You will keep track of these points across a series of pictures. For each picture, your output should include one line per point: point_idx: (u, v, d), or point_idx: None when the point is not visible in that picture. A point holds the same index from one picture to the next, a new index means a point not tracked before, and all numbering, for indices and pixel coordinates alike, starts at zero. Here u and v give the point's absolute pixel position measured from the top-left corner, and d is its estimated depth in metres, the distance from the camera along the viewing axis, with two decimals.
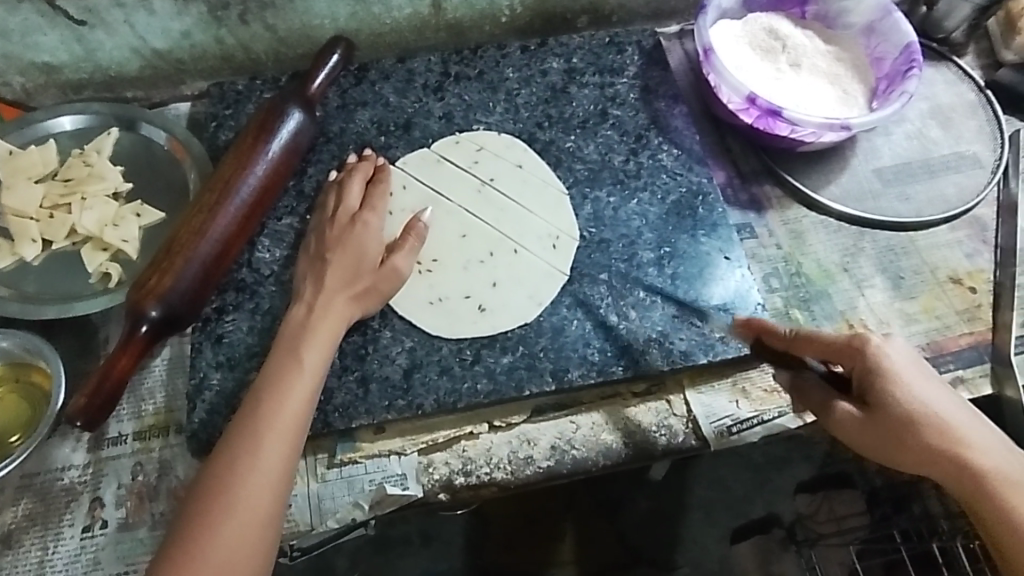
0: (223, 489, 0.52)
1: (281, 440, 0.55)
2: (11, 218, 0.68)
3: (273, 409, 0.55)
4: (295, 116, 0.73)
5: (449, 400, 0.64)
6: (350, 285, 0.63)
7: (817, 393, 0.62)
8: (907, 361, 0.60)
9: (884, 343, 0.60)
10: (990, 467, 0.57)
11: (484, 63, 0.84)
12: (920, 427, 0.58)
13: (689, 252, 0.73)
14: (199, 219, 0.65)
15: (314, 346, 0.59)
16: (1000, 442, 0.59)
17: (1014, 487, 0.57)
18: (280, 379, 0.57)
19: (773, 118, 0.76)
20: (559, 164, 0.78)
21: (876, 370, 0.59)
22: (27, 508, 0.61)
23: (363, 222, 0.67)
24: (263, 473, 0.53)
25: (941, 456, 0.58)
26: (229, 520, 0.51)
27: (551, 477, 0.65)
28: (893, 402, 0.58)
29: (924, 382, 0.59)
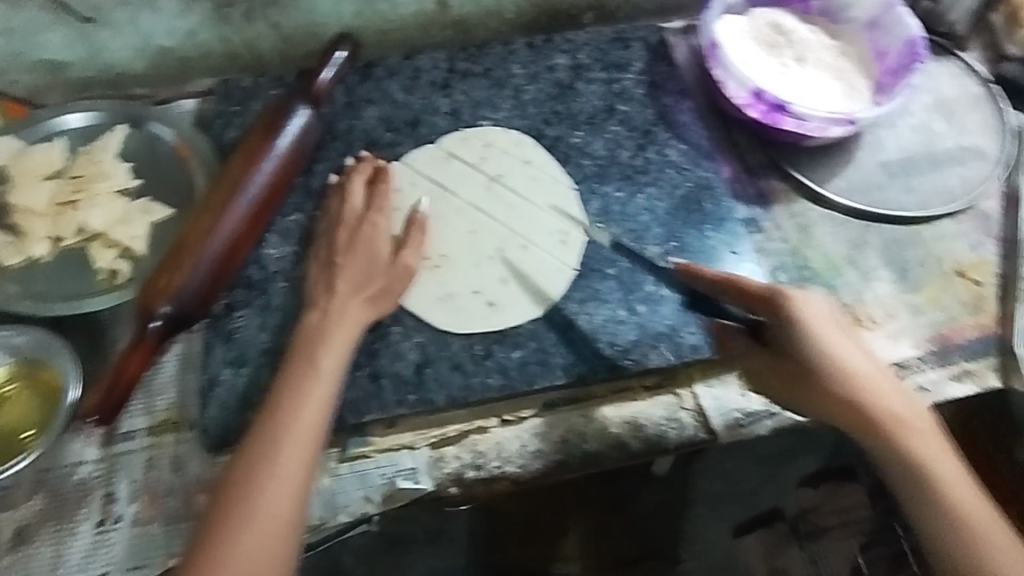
0: (243, 497, 0.52)
1: (300, 447, 0.54)
2: (20, 216, 0.68)
3: (291, 415, 0.55)
4: (303, 113, 0.73)
5: (461, 395, 0.65)
6: (361, 283, 0.64)
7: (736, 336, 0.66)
8: (822, 312, 0.62)
9: (800, 296, 0.62)
10: (899, 416, 0.59)
11: (490, 60, 0.85)
12: (824, 373, 0.60)
13: (697, 246, 0.74)
14: (210, 217, 0.65)
15: (330, 350, 0.59)
16: (911, 396, 0.61)
17: (920, 436, 0.59)
18: (297, 385, 0.57)
19: (779, 113, 0.78)
20: (567, 160, 0.78)
21: (787, 318, 0.61)
22: (41, 504, 0.61)
23: (371, 223, 0.67)
24: (283, 480, 0.53)
25: (847, 402, 0.59)
26: (249, 529, 0.51)
27: (562, 471, 0.65)
28: (802, 348, 0.60)
29: (836, 332, 0.61)
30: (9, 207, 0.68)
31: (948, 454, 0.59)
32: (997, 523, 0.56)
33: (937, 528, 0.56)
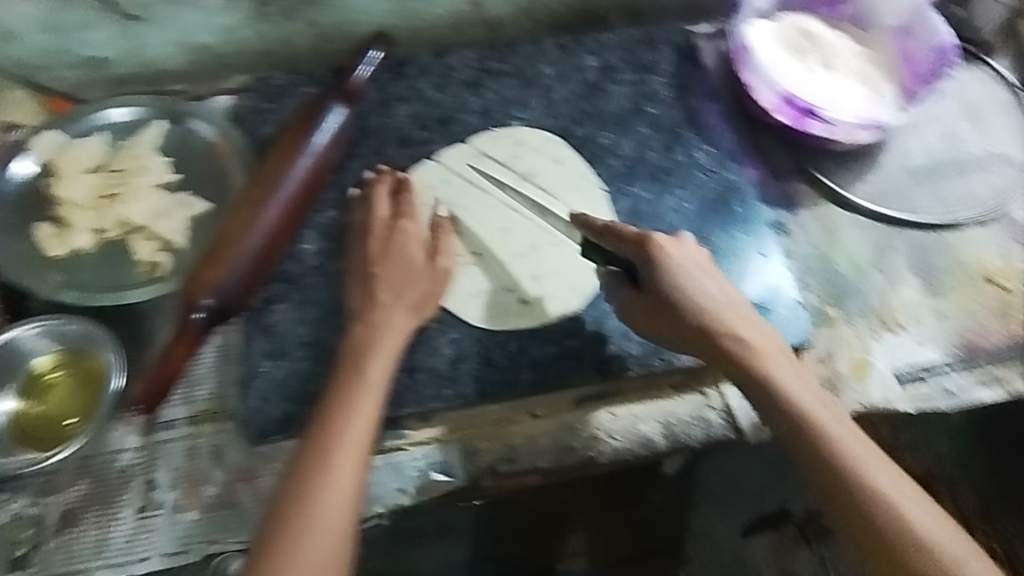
0: (301, 512, 0.54)
1: (353, 459, 0.56)
2: (64, 208, 0.69)
3: (343, 428, 0.57)
4: (338, 111, 0.74)
5: (493, 390, 0.67)
6: (400, 282, 0.65)
7: (614, 283, 0.66)
8: (693, 259, 0.63)
9: (669, 242, 0.62)
10: (763, 351, 0.61)
11: (520, 60, 0.86)
12: (692, 316, 0.61)
13: (725, 247, 0.75)
14: (250, 212, 0.66)
15: (377, 361, 0.61)
16: (773, 331, 0.63)
17: (784, 369, 0.60)
18: (347, 399, 0.59)
19: (807, 117, 0.80)
20: (597, 160, 0.79)
21: (656, 264, 0.61)
22: (84, 488, 0.63)
23: (403, 230, 0.67)
24: (338, 493, 0.55)
25: (716, 341, 0.61)
26: (309, 542, 0.53)
27: (592, 466, 0.67)
28: (671, 292, 0.61)
29: (705, 277, 0.62)
30: (54, 199, 0.70)
31: (812, 384, 0.61)
32: (864, 444, 0.58)
33: (808, 455, 0.57)
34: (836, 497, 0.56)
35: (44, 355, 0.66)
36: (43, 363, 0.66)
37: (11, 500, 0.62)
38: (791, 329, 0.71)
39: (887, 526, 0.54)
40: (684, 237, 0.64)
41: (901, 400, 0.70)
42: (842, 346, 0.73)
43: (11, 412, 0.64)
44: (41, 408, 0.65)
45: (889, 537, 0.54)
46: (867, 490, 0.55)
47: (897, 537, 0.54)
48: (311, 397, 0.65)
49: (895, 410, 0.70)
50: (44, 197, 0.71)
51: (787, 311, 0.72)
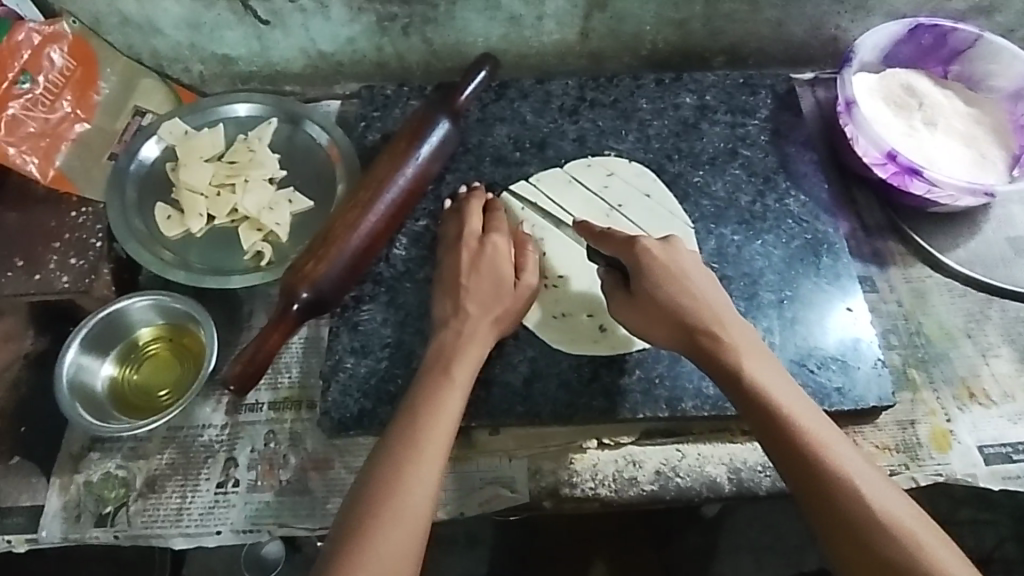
0: (387, 505, 0.54)
1: (437, 459, 0.57)
2: (184, 192, 0.75)
3: (430, 428, 0.58)
4: (443, 126, 0.77)
5: (564, 412, 0.67)
6: (487, 295, 0.67)
7: (609, 286, 0.67)
8: (680, 259, 0.65)
9: (655, 243, 0.65)
10: (736, 343, 0.60)
11: (619, 91, 0.87)
12: (669, 308, 0.62)
13: (811, 297, 0.74)
14: (354, 214, 0.70)
15: (464, 363, 0.63)
16: (752, 329, 0.62)
17: (757, 361, 0.59)
18: (433, 400, 0.60)
19: (911, 175, 0.77)
20: (687, 198, 0.80)
21: (641, 263, 0.64)
22: (170, 457, 0.67)
23: (497, 246, 0.70)
24: (422, 490, 0.56)
25: (691, 331, 0.61)
26: (395, 534, 0.53)
27: (654, 501, 0.67)
28: (654, 287, 0.62)
29: (691, 274, 0.64)
30: (176, 182, 0.75)
31: (787, 378, 0.59)
32: (838, 435, 0.55)
33: (777, 442, 0.55)
34: (804, 484, 0.53)
35: (147, 326, 0.71)
36: (145, 335, 0.71)
37: (105, 459, 0.66)
38: (872, 389, 0.69)
39: (854, 512, 0.51)
40: (674, 241, 0.66)
41: (984, 476, 0.68)
42: (923, 413, 0.71)
43: (111, 377, 0.69)
44: (140, 375, 0.70)
45: (856, 523, 0.51)
46: (835, 478, 0.53)
47: (864, 525, 0.51)
48: (389, 397, 0.67)
49: (976, 486, 0.68)
50: (167, 179, 0.77)
51: (870, 371, 0.70)
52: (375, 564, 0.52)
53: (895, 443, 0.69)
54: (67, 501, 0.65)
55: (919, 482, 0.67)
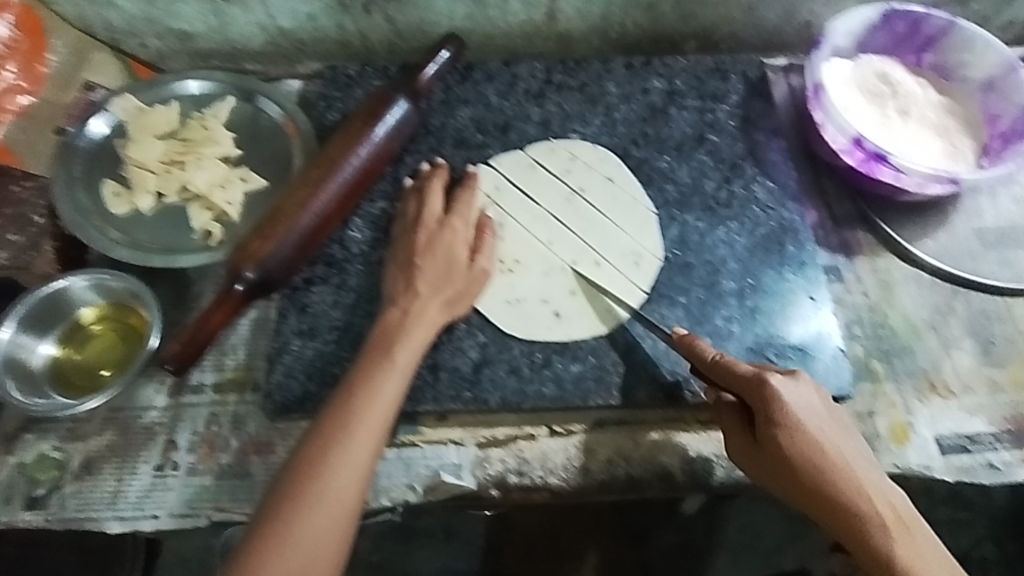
0: (311, 486, 0.55)
1: (369, 441, 0.57)
2: (133, 168, 0.73)
3: (365, 410, 0.58)
4: (402, 105, 0.75)
5: (514, 399, 0.65)
6: (439, 284, 0.66)
7: (729, 420, 0.62)
8: (810, 403, 0.59)
9: (786, 384, 0.59)
10: (881, 514, 0.56)
11: (587, 75, 0.85)
12: (805, 469, 0.57)
13: (773, 287, 0.72)
14: (304, 192, 0.68)
15: (407, 347, 0.62)
16: (894, 488, 0.58)
17: (903, 538, 0.55)
18: (372, 381, 0.59)
19: (877, 162, 0.76)
20: (650, 183, 0.78)
21: (771, 412, 0.58)
22: (108, 439, 0.65)
23: (451, 227, 0.68)
24: (349, 471, 0.56)
25: (830, 496, 0.57)
26: (317, 514, 0.54)
27: (604, 490, 0.65)
28: (786, 443, 0.57)
29: (825, 424, 0.59)
30: (126, 159, 0.74)
31: (936, 554, 0.55)
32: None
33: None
34: None
35: (89, 307, 0.69)
36: (88, 315, 0.69)
37: (41, 440, 0.65)
38: (831, 379, 0.68)
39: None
40: (801, 377, 0.60)
41: (940, 469, 0.66)
42: (883, 405, 0.69)
43: (51, 356, 0.67)
44: (82, 356, 0.68)
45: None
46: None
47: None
48: (334, 380, 0.65)
49: (932, 478, 0.66)
50: (116, 155, 0.75)
51: (830, 361, 0.68)
52: (291, 544, 0.53)
53: None
54: None
55: None
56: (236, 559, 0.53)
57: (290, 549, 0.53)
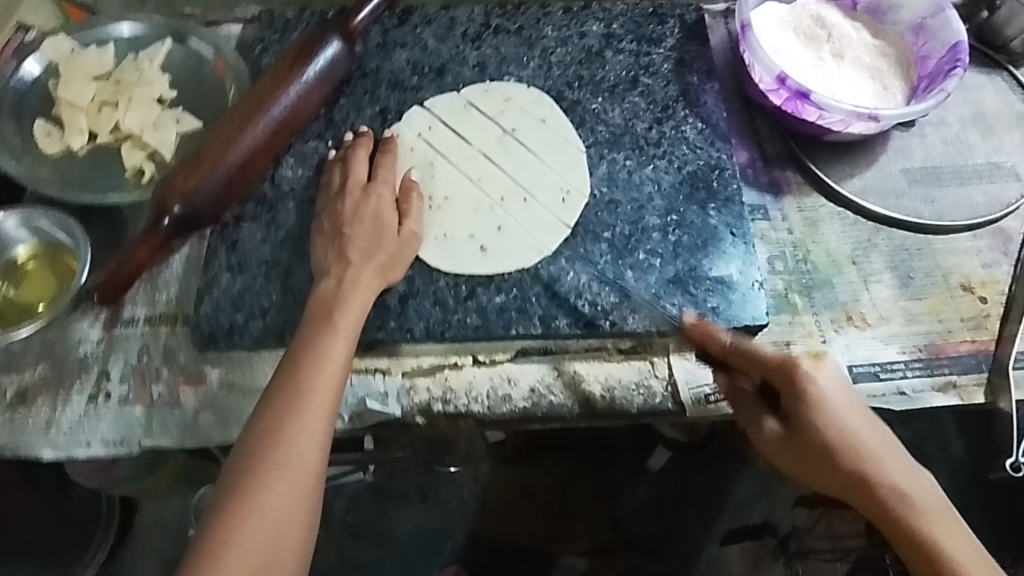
0: (268, 455, 0.56)
1: (323, 408, 0.58)
2: (65, 108, 0.74)
3: (314, 378, 0.59)
4: (334, 46, 0.76)
5: (437, 328, 0.67)
6: (373, 256, 0.66)
7: (750, 407, 0.62)
8: (839, 387, 0.58)
9: (816, 368, 0.58)
10: (915, 498, 0.56)
11: (525, 19, 0.85)
12: (836, 455, 0.57)
13: (697, 222, 0.74)
14: (231, 129, 0.69)
15: (348, 312, 0.63)
16: (922, 472, 0.58)
17: (939, 518, 0.56)
18: (318, 347, 0.61)
19: (801, 101, 0.76)
20: (582, 124, 0.79)
21: (803, 395, 0.57)
22: (43, 371, 0.67)
23: (375, 194, 0.69)
24: (310, 443, 0.57)
25: (864, 482, 0.57)
26: (280, 487, 0.55)
27: (527, 418, 0.68)
28: (819, 427, 0.57)
29: (852, 407, 0.58)
30: (57, 99, 0.74)
31: (966, 533, 0.56)
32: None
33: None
34: None
35: (23, 245, 0.70)
36: (22, 253, 0.70)
37: None
38: (747, 309, 0.69)
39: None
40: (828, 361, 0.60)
41: None
42: (800, 335, 0.71)
43: None
44: (17, 293, 0.69)
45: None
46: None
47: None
48: (261, 312, 0.67)
49: None
50: (49, 97, 0.75)
51: (747, 292, 0.70)
52: (257, 514, 0.54)
53: None
54: None
55: None
56: (205, 532, 0.54)
57: (256, 521, 0.54)
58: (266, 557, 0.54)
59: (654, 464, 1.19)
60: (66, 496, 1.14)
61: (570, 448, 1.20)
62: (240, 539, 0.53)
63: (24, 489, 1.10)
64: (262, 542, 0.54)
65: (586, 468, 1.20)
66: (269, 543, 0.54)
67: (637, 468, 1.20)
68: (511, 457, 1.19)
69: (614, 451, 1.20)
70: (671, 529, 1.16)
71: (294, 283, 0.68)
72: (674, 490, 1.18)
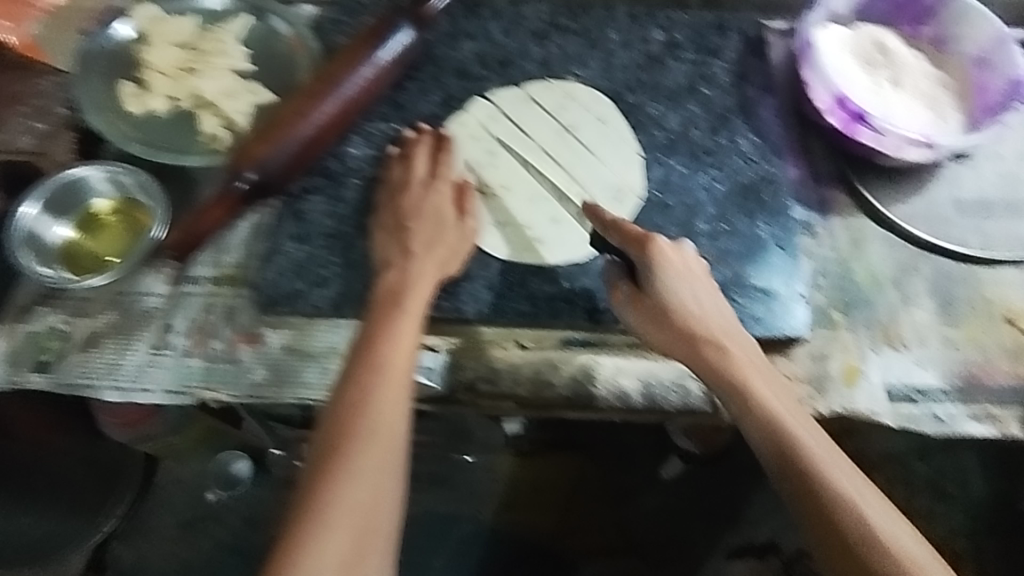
0: (356, 426, 0.61)
1: (398, 385, 0.63)
2: (149, 72, 0.77)
3: (388, 356, 0.63)
4: (406, 32, 0.78)
5: (489, 313, 0.71)
6: (432, 249, 0.69)
7: (613, 279, 0.69)
8: (688, 265, 0.67)
9: (668, 246, 0.67)
10: (742, 360, 0.63)
11: (590, 21, 0.87)
12: (678, 318, 0.65)
13: (746, 232, 0.76)
14: (305, 103, 0.72)
15: (415, 297, 0.67)
16: (752, 343, 0.65)
17: (761, 378, 0.63)
18: (388, 328, 0.65)
19: (858, 123, 0.80)
20: (640, 128, 0.81)
21: (653, 263, 0.65)
22: (111, 318, 0.70)
23: (436, 189, 0.72)
24: (392, 414, 0.63)
25: (699, 343, 0.64)
26: (371, 456, 0.61)
27: (567, 406, 0.70)
28: (667, 294, 0.65)
29: (698, 283, 0.66)
30: (142, 63, 0.78)
31: (784, 392, 0.63)
32: (837, 455, 0.59)
33: (781, 460, 0.59)
34: (805, 509, 0.57)
35: (104, 199, 0.74)
36: (102, 206, 0.74)
37: (51, 314, 0.70)
38: (787, 321, 0.72)
39: (855, 532, 0.56)
40: (684, 245, 0.68)
41: (886, 413, 0.70)
42: (837, 350, 0.73)
43: (65, 239, 0.73)
44: (92, 242, 0.73)
45: (856, 545, 0.55)
46: (838, 499, 0.56)
47: (862, 545, 0.55)
48: (320, 280, 0.70)
49: (876, 421, 0.70)
50: (132, 58, 0.78)
51: (789, 303, 0.72)
52: (353, 480, 0.60)
53: (807, 375, 0.71)
54: (11, 347, 0.69)
55: (823, 412, 0.70)
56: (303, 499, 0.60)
57: (353, 485, 0.60)
58: (363, 517, 0.59)
59: (666, 473, 1.19)
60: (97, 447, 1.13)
61: (585, 446, 1.21)
62: (338, 504, 0.59)
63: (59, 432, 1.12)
64: (359, 507, 0.59)
65: (601, 470, 1.21)
66: (365, 506, 0.60)
67: (649, 476, 1.20)
68: (525, 451, 1.21)
69: (628, 455, 1.21)
70: (677, 538, 1.18)
71: (356, 256, 0.71)
72: (686, 500, 1.19)
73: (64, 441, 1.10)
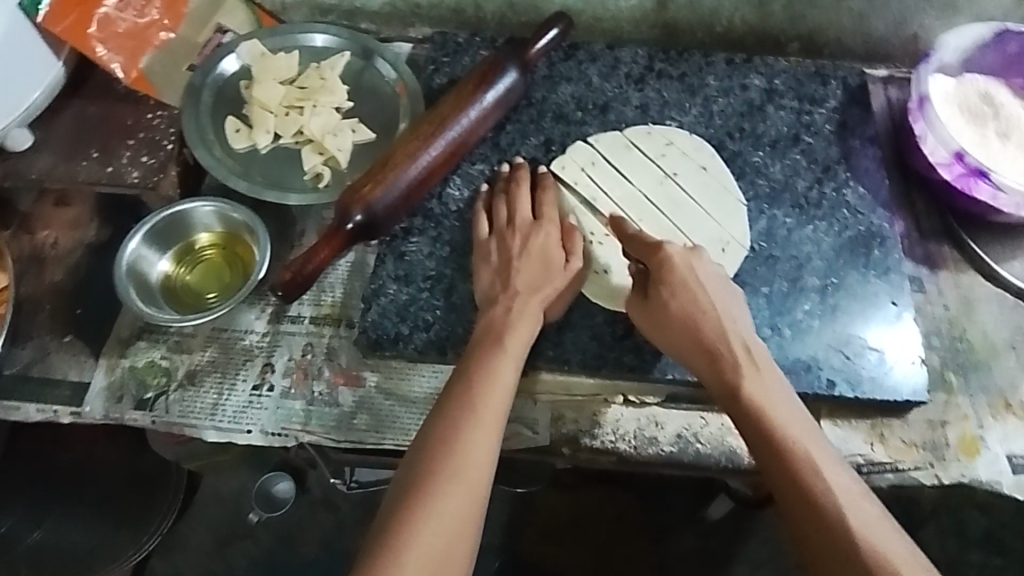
0: (447, 462, 0.56)
1: (492, 426, 0.59)
2: (256, 107, 0.77)
3: (484, 396, 0.60)
4: (512, 74, 0.77)
5: (593, 363, 0.69)
6: (538, 289, 0.67)
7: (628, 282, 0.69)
8: (700, 269, 0.65)
9: (678, 251, 0.66)
10: (740, 361, 0.60)
11: (688, 66, 0.86)
12: (677, 318, 0.63)
13: (857, 288, 0.73)
14: (414, 145, 0.71)
15: (518, 336, 0.64)
16: (761, 347, 0.62)
17: (764, 379, 0.60)
18: (488, 370, 0.62)
19: (976, 179, 0.76)
20: (742, 175, 0.79)
21: (658, 266, 0.65)
22: (211, 355, 0.70)
23: (543, 231, 0.70)
24: (481, 453, 0.57)
25: (698, 343, 0.62)
26: (457, 494, 0.55)
27: (671, 463, 0.68)
28: (669, 294, 0.64)
29: (709, 286, 0.64)
30: (250, 99, 0.78)
31: (787, 397, 0.59)
32: (834, 462, 0.55)
33: (767, 457, 0.56)
34: (788, 513, 0.53)
35: (206, 232, 0.74)
36: (203, 239, 0.74)
37: (152, 348, 0.70)
38: (908, 384, 0.69)
39: (834, 535, 0.51)
40: (700, 250, 0.67)
41: (1010, 485, 0.67)
42: (955, 417, 0.70)
43: (165, 273, 0.73)
44: (192, 277, 0.73)
45: (830, 543, 0.51)
46: (819, 498, 0.52)
47: (843, 551, 0.50)
48: (425, 325, 0.69)
49: (1002, 494, 0.67)
50: (241, 94, 0.80)
51: (904, 367, 0.70)
52: (434, 518, 0.53)
53: (921, 440, 0.69)
54: (112, 381, 0.69)
55: (942, 481, 0.68)
56: (376, 537, 0.53)
57: (430, 523, 0.53)
58: (438, 559, 0.52)
59: (714, 513, 1.13)
60: (142, 457, 1.08)
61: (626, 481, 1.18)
62: (413, 540, 0.52)
63: (112, 443, 1.08)
64: (434, 547, 0.52)
65: (637, 505, 1.17)
66: (442, 550, 0.53)
67: (692, 514, 1.16)
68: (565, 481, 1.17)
69: (668, 490, 1.17)
70: None
71: (458, 299, 0.70)
72: (722, 544, 1.15)
73: (113, 452, 1.08)
